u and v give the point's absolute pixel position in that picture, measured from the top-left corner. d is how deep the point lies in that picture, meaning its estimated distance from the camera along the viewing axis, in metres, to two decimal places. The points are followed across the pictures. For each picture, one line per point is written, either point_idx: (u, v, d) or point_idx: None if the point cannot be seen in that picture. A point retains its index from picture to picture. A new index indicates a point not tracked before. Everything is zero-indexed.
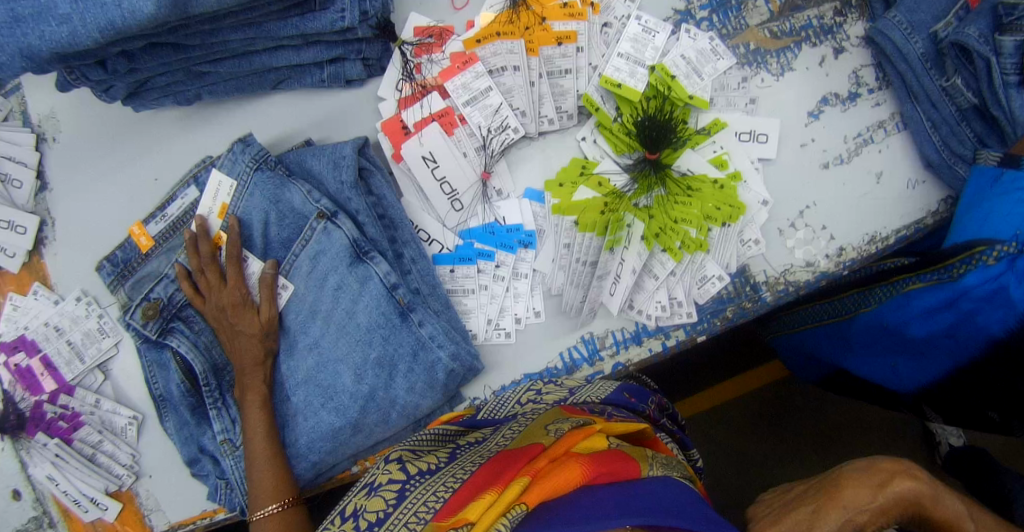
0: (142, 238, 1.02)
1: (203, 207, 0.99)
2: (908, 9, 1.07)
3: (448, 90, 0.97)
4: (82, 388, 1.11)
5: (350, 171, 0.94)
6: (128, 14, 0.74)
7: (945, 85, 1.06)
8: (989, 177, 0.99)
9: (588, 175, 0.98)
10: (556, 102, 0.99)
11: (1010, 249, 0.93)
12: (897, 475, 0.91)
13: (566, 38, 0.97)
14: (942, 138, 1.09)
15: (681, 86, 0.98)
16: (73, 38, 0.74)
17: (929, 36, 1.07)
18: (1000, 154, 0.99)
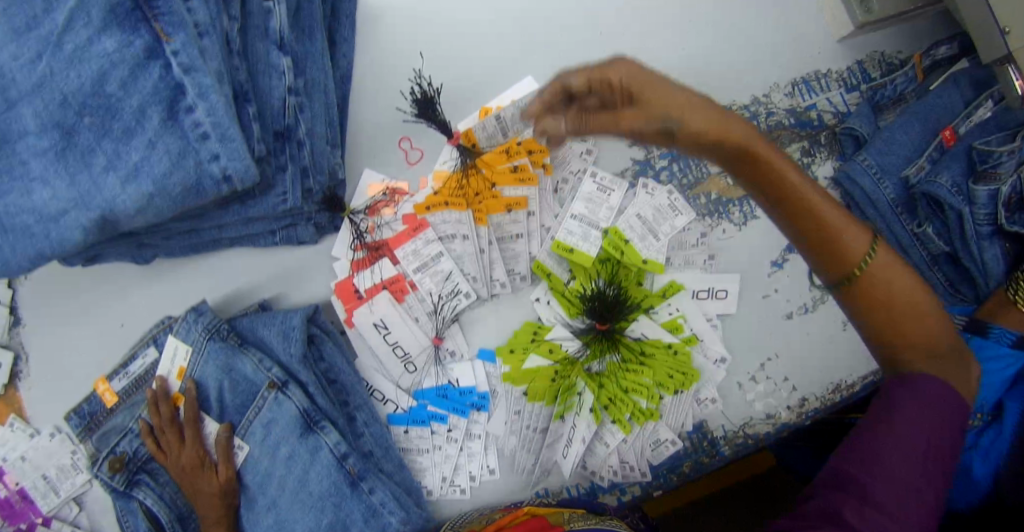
0: (107, 394, 1.04)
1: (163, 368, 1.00)
2: (880, 151, 1.03)
3: (399, 256, 0.97)
4: (57, 520, 1.11)
5: (298, 345, 0.95)
6: (57, 244, 0.73)
7: (916, 232, 1.03)
8: (955, 341, 0.97)
9: (539, 341, 0.97)
10: (507, 265, 0.97)
11: (979, 422, 0.94)
12: (704, 102, 0.74)
13: (516, 205, 0.95)
14: None
15: (635, 250, 0.97)
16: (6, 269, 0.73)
17: (900, 180, 1.03)
18: (964, 319, 0.97)
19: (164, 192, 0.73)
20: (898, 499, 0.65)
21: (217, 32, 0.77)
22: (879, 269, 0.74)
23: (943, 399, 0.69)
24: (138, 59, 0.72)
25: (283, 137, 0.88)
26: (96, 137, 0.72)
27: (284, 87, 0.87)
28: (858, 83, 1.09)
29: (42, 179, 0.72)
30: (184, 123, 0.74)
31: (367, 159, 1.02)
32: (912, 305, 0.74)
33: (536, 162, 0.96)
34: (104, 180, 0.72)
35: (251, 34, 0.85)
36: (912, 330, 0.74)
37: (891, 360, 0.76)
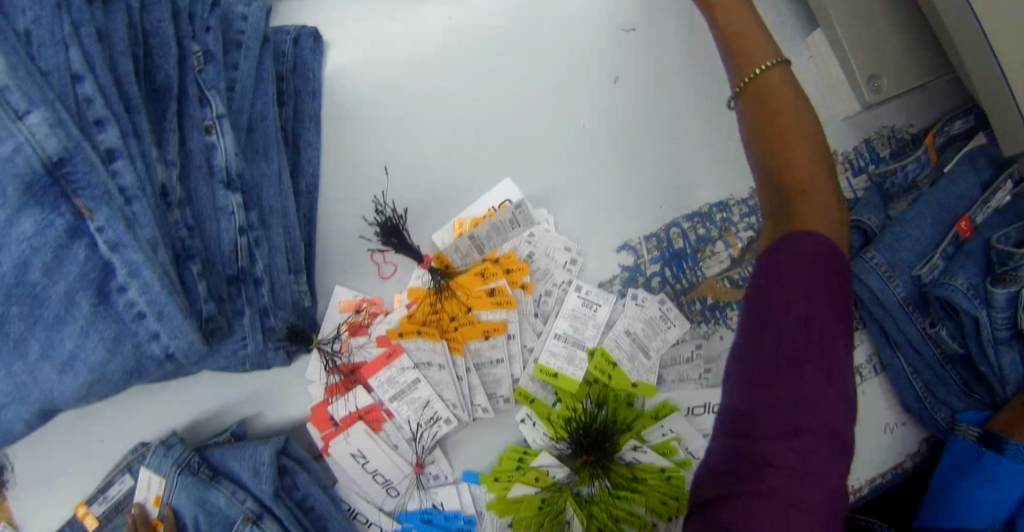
0: (88, 519, 1.00)
1: (141, 493, 0.95)
2: (889, 246, 0.95)
3: (372, 384, 0.92)
4: None
5: (269, 482, 0.90)
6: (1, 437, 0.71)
7: (929, 333, 0.96)
8: (968, 453, 0.93)
9: (524, 468, 0.91)
10: (489, 389, 0.92)
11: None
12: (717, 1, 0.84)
13: (494, 330, 0.89)
14: (925, 383, 0.99)
15: (624, 372, 0.90)
16: None
17: (912, 278, 0.95)
18: (979, 431, 0.92)
19: (104, 379, 0.71)
20: (790, 403, 0.64)
21: (149, 194, 0.72)
22: (767, 86, 0.78)
23: (816, 260, 0.67)
24: (61, 240, 0.67)
25: (238, 281, 0.82)
26: (25, 325, 0.68)
27: (235, 228, 0.82)
28: (865, 165, 1.00)
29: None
30: (117, 304, 0.70)
31: (338, 274, 0.97)
32: (788, 136, 0.74)
33: (515, 281, 0.90)
34: (41, 370, 0.69)
35: (193, 176, 0.79)
36: (789, 149, 0.74)
37: (775, 225, 0.74)
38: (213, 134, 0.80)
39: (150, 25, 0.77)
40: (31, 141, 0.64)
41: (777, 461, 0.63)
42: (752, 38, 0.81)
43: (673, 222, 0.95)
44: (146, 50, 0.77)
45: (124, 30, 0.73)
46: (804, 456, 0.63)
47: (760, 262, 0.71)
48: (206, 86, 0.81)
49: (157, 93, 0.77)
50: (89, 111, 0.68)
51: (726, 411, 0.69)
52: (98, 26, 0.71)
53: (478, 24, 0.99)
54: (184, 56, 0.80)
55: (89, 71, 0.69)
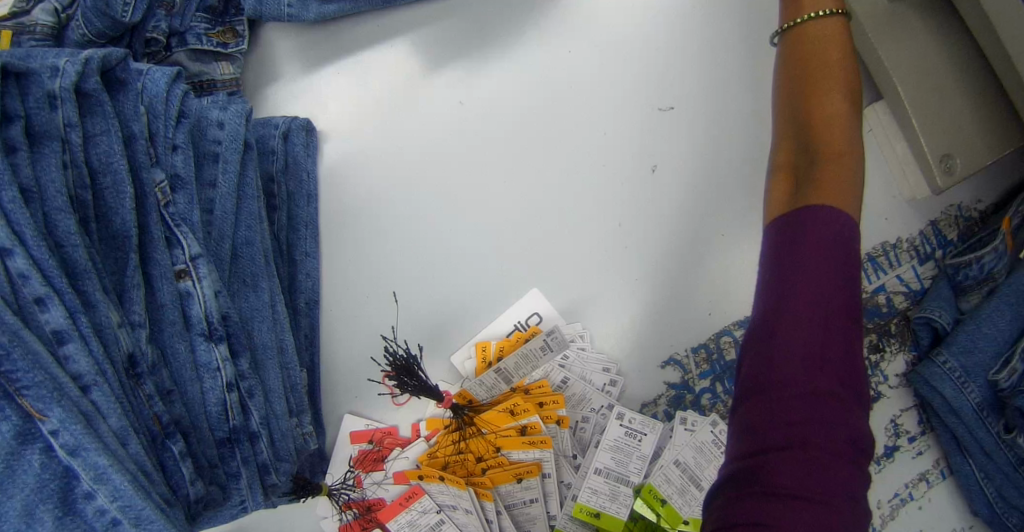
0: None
1: None
2: (962, 348, 0.82)
3: (391, 527, 0.81)
4: None
5: None
6: None
7: (1005, 438, 0.81)
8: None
9: None
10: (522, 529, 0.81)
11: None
12: None
13: (527, 473, 0.78)
14: (997, 487, 0.84)
15: (673, 510, 0.80)
16: None
17: (987, 382, 0.81)
18: None
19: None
20: (793, 400, 0.54)
21: (111, 372, 0.58)
22: (815, 36, 0.73)
23: (836, 238, 0.57)
24: (10, 447, 0.53)
25: (231, 441, 0.70)
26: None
27: (222, 386, 0.68)
28: (932, 252, 0.89)
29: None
30: (85, 513, 0.56)
31: (348, 399, 0.88)
32: (826, 92, 0.68)
33: (548, 416, 0.80)
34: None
35: (166, 332, 0.65)
36: (823, 103, 0.68)
37: (792, 173, 0.66)
38: (187, 280, 0.66)
39: (98, 160, 0.61)
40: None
41: (789, 476, 0.51)
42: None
43: (723, 330, 0.85)
44: (96, 190, 0.61)
45: (62, 178, 0.57)
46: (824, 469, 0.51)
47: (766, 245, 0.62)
48: (174, 222, 0.66)
49: (113, 242, 0.62)
50: (25, 287, 0.54)
51: (733, 425, 0.57)
52: (24, 181, 0.55)
53: (488, 111, 0.90)
54: (142, 188, 0.65)
55: (19, 242, 0.54)
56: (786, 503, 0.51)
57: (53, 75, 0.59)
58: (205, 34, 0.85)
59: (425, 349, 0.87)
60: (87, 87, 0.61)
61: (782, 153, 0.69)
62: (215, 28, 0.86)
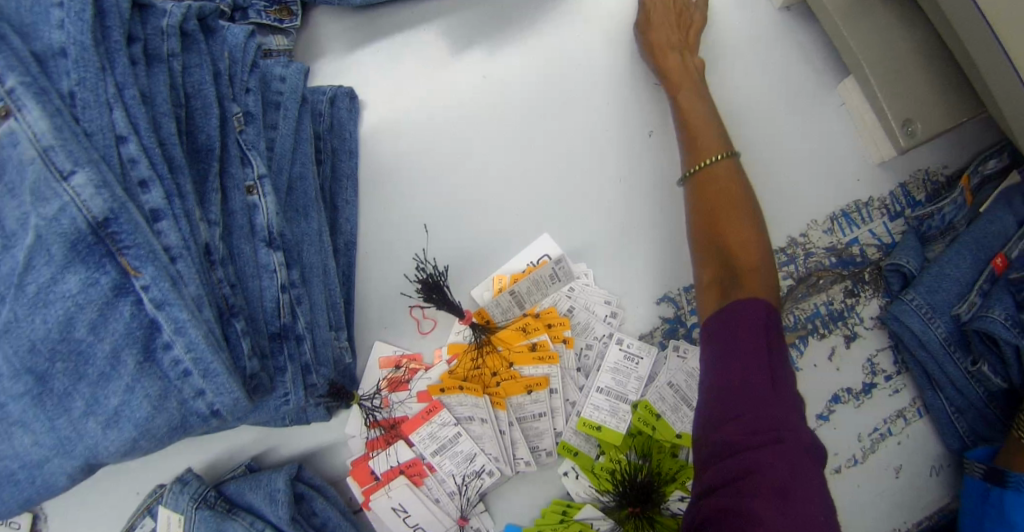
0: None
1: None
2: (928, 287, 0.90)
3: (414, 439, 0.91)
4: None
5: (286, 509, 0.89)
6: (44, 488, 0.69)
7: (971, 370, 0.89)
8: (980, 491, 0.82)
9: (568, 521, 0.91)
10: (532, 442, 0.91)
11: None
12: (683, 89, 0.95)
13: (537, 384, 0.88)
14: (969, 423, 0.92)
15: (667, 424, 0.89)
16: (8, 512, 0.71)
17: (951, 317, 0.89)
18: (985, 466, 0.83)
19: (149, 434, 0.67)
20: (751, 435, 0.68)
21: (195, 249, 0.71)
22: (716, 174, 0.88)
23: (757, 312, 0.74)
24: (107, 298, 0.65)
25: (280, 338, 0.81)
26: (71, 380, 0.66)
27: (277, 285, 0.80)
28: (901, 210, 0.98)
29: (20, 423, 0.66)
30: (162, 362, 0.67)
31: (378, 330, 0.97)
32: (734, 216, 0.84)
33: (556, 336, 0.90)
34: (85, 425, 0.66)
35: (235, 235, 0.77)
36: (731, 228, 0.84)
37: (715, 290, 0.81)
38: (255, 194, 0.79)
39: (192, 86, 0.76)
40: (75, 201, 0.63)
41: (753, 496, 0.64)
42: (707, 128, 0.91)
43: None
44: (189, 111, 0.76)
45: (167, 92, 0.71)
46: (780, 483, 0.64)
47: (710, 328, 0.78)
48: (247, 146, 0.79)
49: (199, 154, 0.75)
50: (133, 172, 0.67)
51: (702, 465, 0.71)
52: (141, 88, 0.70)
53: (506, 83, 1.04)
54: (225, 117, 0.79)
55: (134, 133, 0.67)
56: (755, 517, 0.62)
57: (164, 15, 0.73)
58: (264, 11, 1.00)
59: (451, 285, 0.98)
60: (189, 27, 0.76)
61: (708, 267, 0.84)
62: (273, 6, 1.02)
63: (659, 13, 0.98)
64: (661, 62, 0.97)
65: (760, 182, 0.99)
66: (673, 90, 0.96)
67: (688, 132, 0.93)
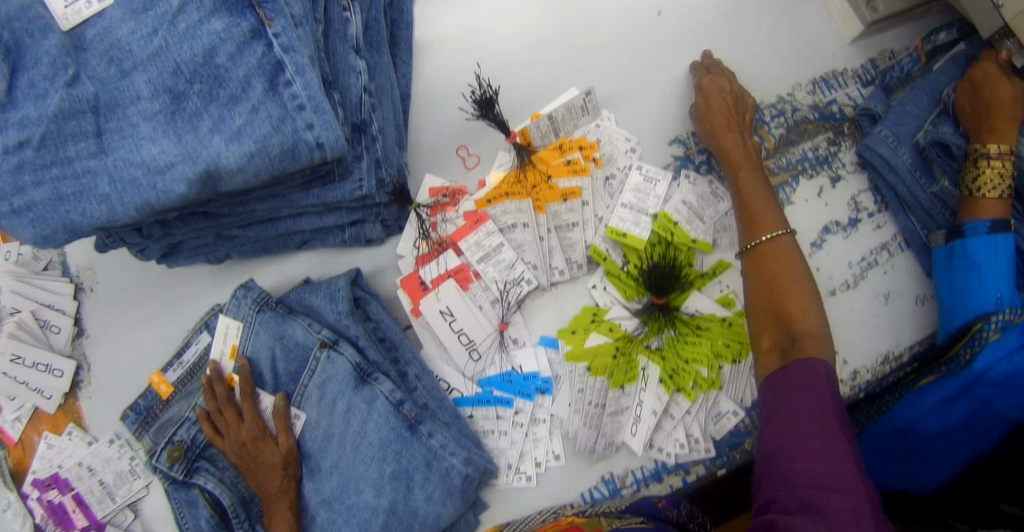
0: (162, 386, 1.06)
1: (216, 351, 1.03)
2: (894, 122, 1.09)
3: (462, 247, 1.02)
4: (111, 526, 1.12)
5: (345, 302, 0.98)
6: (161, 195, 0.79)
7: (935, 191, 1.07)
8: (946, 256, 1.02)
9: (599, 322, 1.02)
10: (565, 253, 1.03)
11: (1009, 317, 0.91)
12: (741, 167, 1.03)
13: (572, 193, 1.02)
14: None
15: (684, 231, 1.03)
16: (112, 216, 0.79)
17: (913, 146, 1.08)
18: (945, 232, 1.03)
19: (263, 154, 0.81)
20: (812, 474, 0.75)
21: (311, 25, 0.86)
22: (772, 251, 0.96)
23: (817, 378, 0.82)
24: (245, 38, 0.81)
25: (360, 130, 0.94)
26: (203, 102, 0.80)
27: (361, 85, 0.94)
28: (871, 78, 1.17)
29: (150, 138, 0.79)
30: (283, 95, 0.81)
31: (428, 166, 1.08)
32: (794, 291, 0.92)
33: (588, 156, 1.03)
34: (210, 139, 0.80)
35: (334, 38, 0.93)
36: (791, 301, 0.92)
37: (773, 361, 0.89)
38: (349, 12, 0.94)
39: None
40: None
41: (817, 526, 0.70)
42: (761, 203, 0.99)
43: None
44: None
45: None
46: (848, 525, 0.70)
47: (770, 390, 0.86)
48: None
49: None
50: None
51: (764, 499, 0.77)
52: None
53: None
54: None
55: None
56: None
57: None
58: None
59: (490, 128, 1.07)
60: None
61: (767, 332, 0.92)
62: None
63: (718, 96, 1.06)
64: (719, 139, 1.04)
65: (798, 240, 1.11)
66: (732, 167, 1.03)
67: (748, 210, 1.01)
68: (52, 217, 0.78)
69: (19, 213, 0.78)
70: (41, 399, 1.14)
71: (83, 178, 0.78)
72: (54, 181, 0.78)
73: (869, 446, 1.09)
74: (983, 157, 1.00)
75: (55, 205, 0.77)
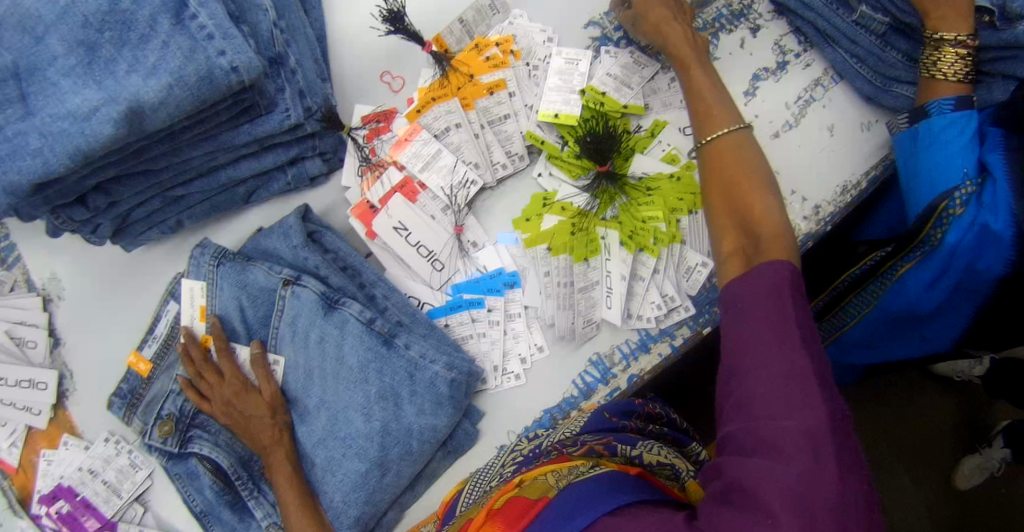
0: (140, 365, 1.05)
1: (185, 317, 1.03)
2: None
3: (401, 161, 1.02)
4: (124, 523, 1.11)
5: (299, 235, 0.98)
6: (91, 139, 0.80)
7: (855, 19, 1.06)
8: (908, 139, 0.98)
9: (551, 204, 1.02)
10: (504, 147, 1.04)
11: (972, 190, 0.91)
12: (693, 65, 0.99)
13: (497, 87, 1.03)
14: (873, 68, 1.09)
15: (613, 99, 1.04)
16: (47, 169, 0.81)
17: None
18: (906, 115, 0.98)
19: (182, 83, 0.82)
20: (768, 404, 0.71)
21: None
22: (727, 147, 0.92)
23: (777, 285, 0.76)
24: None
25: (277, 63, 0.94)
26: (115, 49, 0.83)
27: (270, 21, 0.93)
28: None
29: (72, 91, 0.82)
30: (190, 27, 0.84)
31: (356, 98, 1.09)
32: (752, 188, 0.87)
33: (505, 49, 1.04)
34: (128, 80, 0.82)
35: None
36: (752, 198, 0.87)
37: (738, 259, 0.84)
38: None
39: None
40: None
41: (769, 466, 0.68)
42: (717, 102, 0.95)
43: None
44: None
45: None
46: (800, 455, 0.68)
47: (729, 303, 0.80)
48: None
49: None
50: None
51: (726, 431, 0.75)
52: None
53: None
54: None
55: None
56: (775, 487, 0.67)
57: None
58: None
59: (410, 47, 1.09)
60: None
61: (727, 234, 0.87)
62: None
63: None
64: (669, 38, 1.00)
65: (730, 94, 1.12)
66: (684, 67, 0.99)
67: (705, 108, 0.96)
68: None
69: None
70: (30, 415, 1.13)
71: (14, 139, 0.81)
72: None
73: (873, 329, 1.14)
74: (958, 45, 0.91)
75: None
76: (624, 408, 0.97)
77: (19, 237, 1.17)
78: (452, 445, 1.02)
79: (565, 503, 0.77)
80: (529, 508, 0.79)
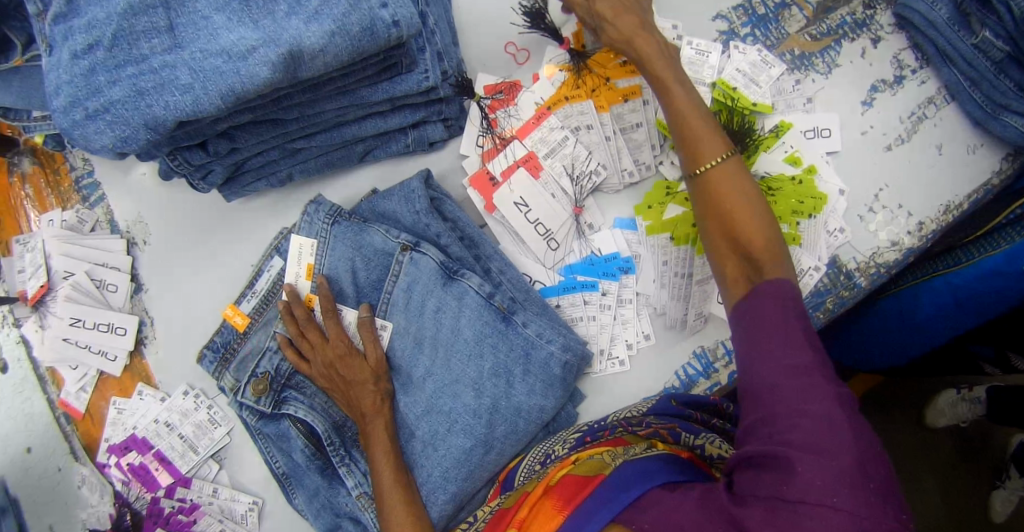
0: (237, 318, 1.03)
1: (290, 275, 1.00)
2: None
3: (529, 137, 1.01)
4: (198, 479, 1.09)
5: (423, 201, 0.97)
6: (246, 80, 0.77)
7: (974, 42, 1.02)
8: None
9: (674, 194, 1.01)
10: (630, 132, 1.02)
11: None
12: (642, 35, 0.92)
13: (632, 92, 1.02)
14: (984, 93, 1.06)
15: (744, 95, 1.11)
16: (197, 105, 0.77)
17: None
18: None
19: (343, 32, 0.79)
20: (783, 391, 0.71)
21: None
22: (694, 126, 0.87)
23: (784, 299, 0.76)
24: None
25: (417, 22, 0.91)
26: None
27: None
28: None
29: (225, 28, 0.79)
30: None
31: (478, 65, 1.06)
32: (721, 172, 0.84)
33: None
34: (288, 23, 0.79)
35: None
36: (721, 181, 0.84)
37: (739, 289, 0.81)
38: None
39: None
40: None
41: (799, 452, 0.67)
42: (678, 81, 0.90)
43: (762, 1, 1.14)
44: None
45: None
46: (824, 436, 0.67)
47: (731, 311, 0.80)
48: None
49: None
50: None
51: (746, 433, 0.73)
52: None
53: None
54: None
55: None
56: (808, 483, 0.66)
57: None
58: None
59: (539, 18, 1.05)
60: None
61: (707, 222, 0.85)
62: None
63: None
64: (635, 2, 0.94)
65: (845, 104, 1.12)
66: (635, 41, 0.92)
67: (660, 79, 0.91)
68: (132, 114, 0.76)
69: (94, 118, 0.77)
70: (105, 362, 1.09)
71: (162, 72, 0.77)
72: (132, 77, 0.76)
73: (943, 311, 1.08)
74: None
75: (136, 100, 0.76)
76: (694, 400, 0.96)
77: (104, 176, 1.12)
78: (554, 426, 1.01)
79: (623, 477, 0.78)
80: (585, 484, 0.80)
